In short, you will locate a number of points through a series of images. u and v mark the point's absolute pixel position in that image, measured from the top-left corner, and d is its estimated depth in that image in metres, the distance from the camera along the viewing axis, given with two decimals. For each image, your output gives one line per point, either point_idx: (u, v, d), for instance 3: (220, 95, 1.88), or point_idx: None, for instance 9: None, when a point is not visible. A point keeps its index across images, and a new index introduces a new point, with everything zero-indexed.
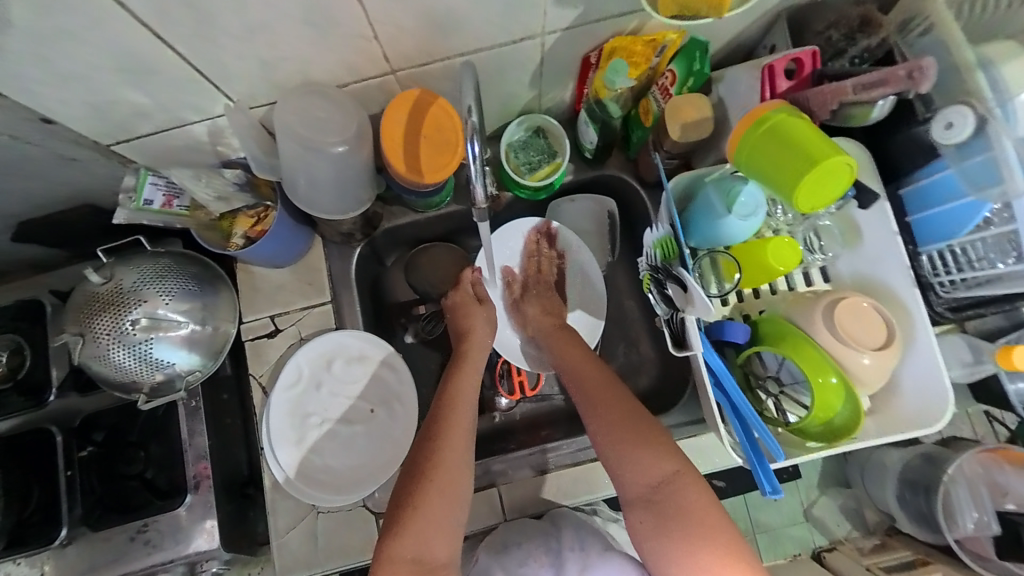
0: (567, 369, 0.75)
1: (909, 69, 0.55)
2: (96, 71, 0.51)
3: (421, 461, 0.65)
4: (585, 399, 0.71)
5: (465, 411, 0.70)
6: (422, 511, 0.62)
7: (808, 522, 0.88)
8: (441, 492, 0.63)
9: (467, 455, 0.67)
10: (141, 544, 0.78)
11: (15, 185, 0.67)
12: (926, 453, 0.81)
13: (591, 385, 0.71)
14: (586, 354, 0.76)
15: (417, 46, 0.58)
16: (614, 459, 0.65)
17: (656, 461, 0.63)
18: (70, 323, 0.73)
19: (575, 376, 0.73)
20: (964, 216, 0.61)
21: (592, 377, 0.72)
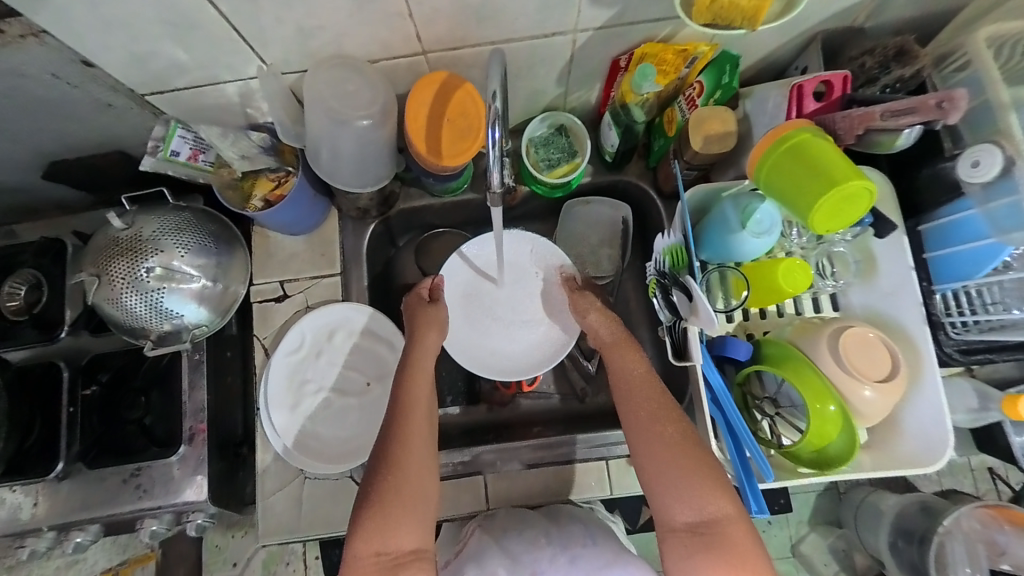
0: (617, 379, 0.66)
1: (939, 99, 0.55)
2: (140, 19, 0.53)
3: (382, 458, 0.62)
4: (641, 411, 0.62)
5: (420, 408, 0.65)
6: (387, 509, 0.58)
7: (794, 557, 0.91)
8: (403, 492, 0.59)
9: (424, 453, 0.63)
10: (133, 488, 0.80)
11: (52, 125, 0.70)
12: (925, 504, 0.80)
13: (656, 397, 0.63)
14: (644, 364, 0.66)
15: (450, 30, 0.59)
16: (664, 483, 0.59)
17: (711, 494, 0.57)
18: (89, 264, 0.75)
19: (634, 386, 0.64)
20: (984, 258, 0.60)
21: (658, 389, 0.64)
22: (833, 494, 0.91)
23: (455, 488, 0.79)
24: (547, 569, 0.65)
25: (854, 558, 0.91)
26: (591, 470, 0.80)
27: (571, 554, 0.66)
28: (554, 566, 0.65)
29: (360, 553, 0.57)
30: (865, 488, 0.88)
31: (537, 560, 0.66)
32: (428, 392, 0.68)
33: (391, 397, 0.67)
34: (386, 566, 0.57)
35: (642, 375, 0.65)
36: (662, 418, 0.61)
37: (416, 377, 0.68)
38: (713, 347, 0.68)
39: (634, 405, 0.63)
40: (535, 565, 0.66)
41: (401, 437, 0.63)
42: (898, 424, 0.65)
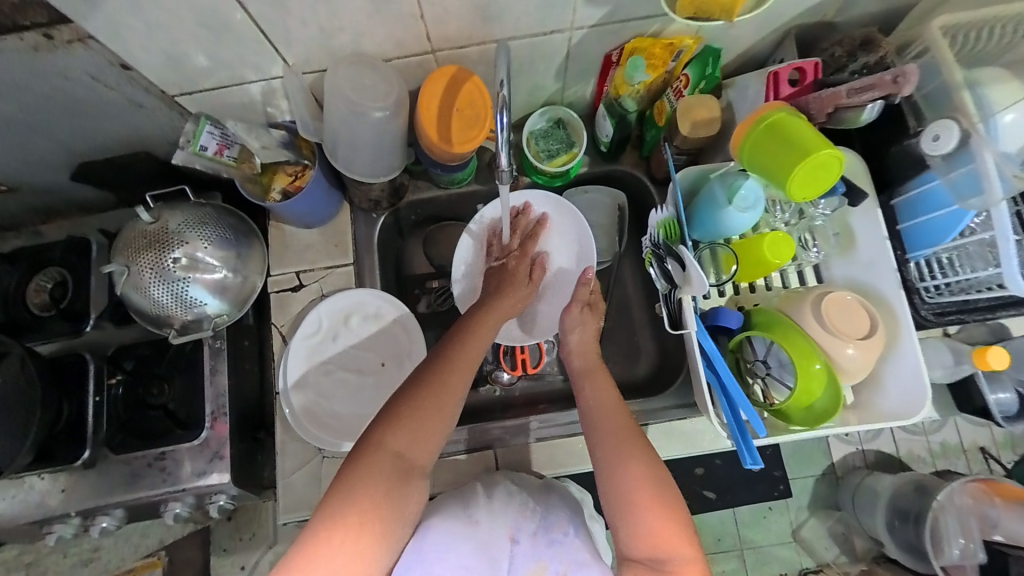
0: (589, 410, 0.70)
1: (894, 74, 0.61)
2: (179, 23, 0.58)
3: (429, 375, 0.66)
4: (608, 443, 0.65)
5: (476, 350, 0.71)
6: (416, 416, 0.62)
7: (796, 542, 0.89)
8: (434, 410, 0.63)
9: (463, 385, 0.67)
10: (157, 471, 0.84)
11: (88, 125, 0.75)
12: (918, 483, 0.83)
13: (627, 431, 0.66)
14: (618, 399, 0.71)
15: (458, 29, 0.65)
16: (624, 517, 0.61)
17: (666, 529, 0.59)
18: (118, 256, 0.80)
19: (607, 414, 0.68)
20: (951, 224, 0.65)
21: (625, 423, 0.67)
22: (829, 479, 0.90)
23: (468, 462, 0.84)
24: (526, 539, 0.64)
25: (854, 543, 0.90)
26: None
27: (551, 536, 0.65)
28: (534, 539, 0.64)
29: (381, 449, 0.60)
30: (862, 471, 0.88)
31: (519, 525, 0.66)
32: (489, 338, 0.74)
33: (453, 334, 0.73)
34: (399, 471, 0.60)
35: (614, 406, 0.69)
36: (627, 450, 0.64)
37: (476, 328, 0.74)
38: (706, 318, 0.72)
39: (601, 436, 0.66)
40: (516, 531, 0.65)
41: (449, 365, 0.67)
42: (879, 383, 0.71)
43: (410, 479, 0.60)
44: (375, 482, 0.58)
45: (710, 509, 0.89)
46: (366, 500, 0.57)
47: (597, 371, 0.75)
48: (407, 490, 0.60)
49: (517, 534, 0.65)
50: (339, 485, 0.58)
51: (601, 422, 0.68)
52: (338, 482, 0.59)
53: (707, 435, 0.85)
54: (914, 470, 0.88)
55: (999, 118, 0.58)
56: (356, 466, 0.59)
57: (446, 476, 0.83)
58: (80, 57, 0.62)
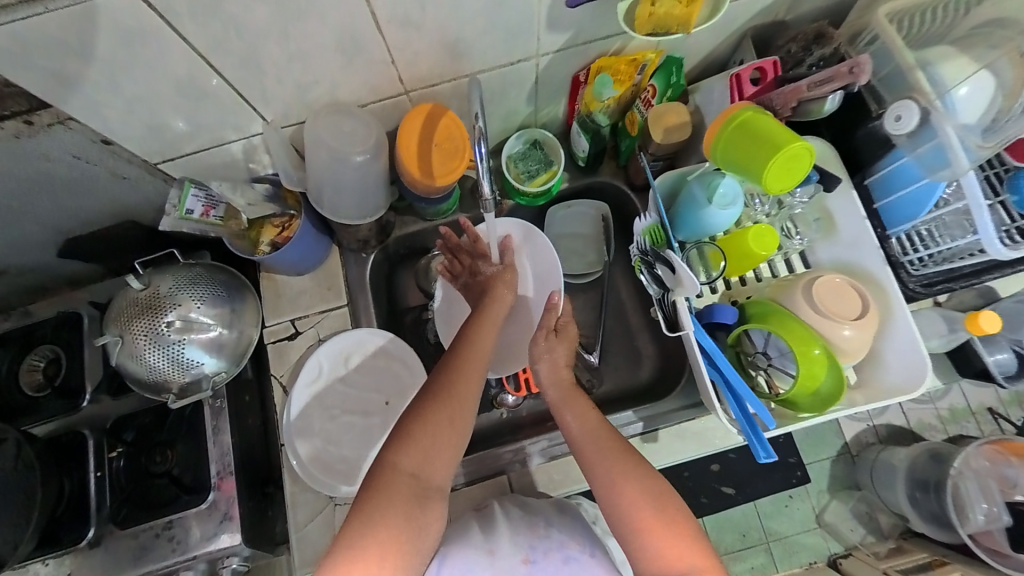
0: (576, 436, 0.69)
1: (849, 65, 0.64)
2: (157, 95, 0.59)
3: (438, 388, 0.65)
4: (596, 471, 0.65)
5: (480, 356, 0.70)
6: (428, 438, 0.61)
7: (821, 528, 0.88)
8: (445, 429, 0.62)
9: (473, 400, 0.66)
10: (166, 541, 0.81)
11: (73, 201, 0.75)
12: (933, 452, 0.83)
13: (614, 451, 0.66)
14: (600, 421, 0.69)
15: (429, 69, 0.67)
16: (635, 543, 0.60)
17: (678, 543, 0.59)
18: (112, 326, 0.79)
19: (592, 442, 0.67)
20: (924, 197, 0.67)
21: (614, 443, 0.66)
22: (845, 459, 0.91)
23: (484, 489, 0.83)
24: (540, 560, 0.63)
25: (879, 520, 0.89)
26: None
27: (567, 553, 0.64)
28: (548, 557, 0.64)
29: (396, 472, 0.59)
30: (876, 447, 0.89)
31: (532, 548, 0.64)
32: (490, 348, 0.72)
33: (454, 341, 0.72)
34: (418, 494, 0.59)
35: (597, 430, 0.68)
36: (620, 472, 0.63)
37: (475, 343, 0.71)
38: (702, 317, 0.73)
39: (590, 460, 0.66)
40: (531, 552, 0.64)
41: (456, 379, 0.66)
42: (878, 357, 0.71)
43: (428, 500, 0.59)
44: (397, 504, 0.57)
45: (732, 505, 0.88)
46: (388, 522, 0.56)
47: (575, 395, 0.73)
48: (426, 512, 0.59)
49: (531, 556, 0.64)
50: (358, 513, 0.57)
51: (587, 447, 0.67)
52: (356, 510, 0.57)
53: (716, 433, 0.86)
54: (926, 438, 0.89)
55: (954, 93, 0.62)
56: (373, 489, 0.58)
57: (463, 506, 0.82)
58: (62, 139, 0.62)
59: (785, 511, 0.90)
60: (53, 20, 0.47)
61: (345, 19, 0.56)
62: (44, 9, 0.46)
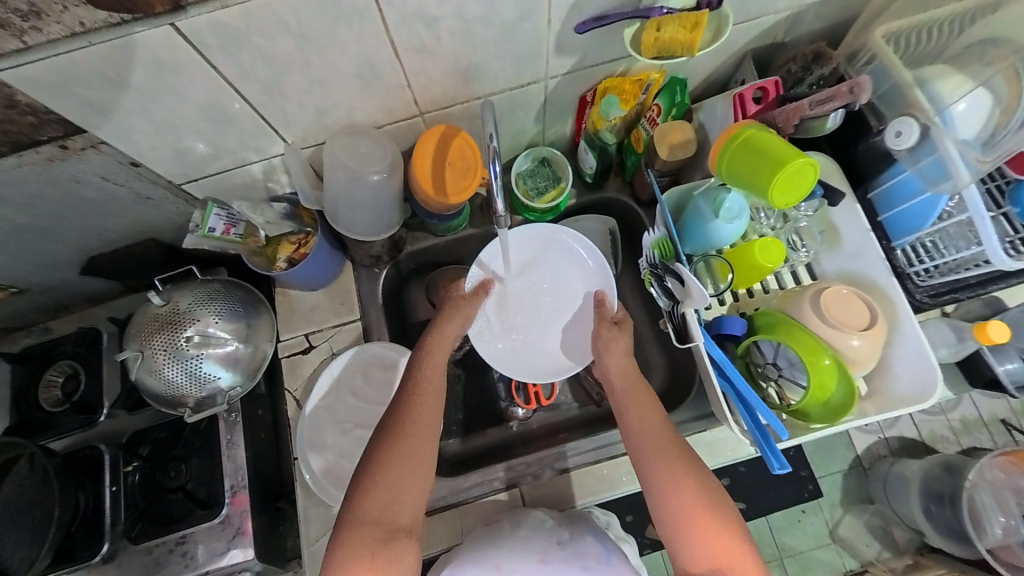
0: (634, 431, 0.66)
1: (849, 86, 0.66)
2: (185, 121, 0.62)
3: (387, 434, 0.63)
4: (653, 471, 0.63)
5: (428, 393, 0.67)
6: (383, 490, 0.60)
7: (835, 543, 0.88)
8: (399, 478, 0.61)
9: (432, 430, 0.65)
10: (179, 556, 0.82)
11: (97, 221, 0.78)
12: (947, 463, 0.83)
13: (671, 451, 0.63)
14: (661, 419, 0.67)
15: (443, 92, 0.70)
16: (682, 542, 0.60)
17: (730, 544, 0.59)
18: (131, 342, 0.81)
19: (655, 439, 0.64)
20: (927, 208, 0.69)
21: (673, 447, 0.64)
22: (857, 472, 0.90)
23: (496, 504, 0.82)
24: (557, 562, 0.63)
25: (894, 534, 0.89)
26: (622, 466, 0.84)
27: (585, 562, 0.63)
28: (565, 563, 0.63)
29: (360, 521, 0.59)
30: (888, 460, 0.88)
31: (549, 551, 0.64)
32: (439, 381, 0.69)
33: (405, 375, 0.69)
34: (386, 535, 0.59)
35: (657, 431, 0.65)
36: (680, 473, 0.61)
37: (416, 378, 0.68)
38: (710, 327, 0.74)
39: (646, 462, 0.64)
40: (547, 554, 0.64)
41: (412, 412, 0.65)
42: (888, 368, 0.72)
43: (398, 539, 0.59)
44: (367, 550, 0.57)
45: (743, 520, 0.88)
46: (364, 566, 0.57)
47: (640, 393, 0.69)
48: (398, 551, 0.59)
49: (547, 557, 0.64)
50: (334, 559, 0.58)
51: (645, 448, 0.64)
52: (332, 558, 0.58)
53: (728, 444, 0.84)
54: (940, 451, 0.89)
55: (953, 108, 0.63)
56: (343, 535, 0.59)
57: (473, 520, 0.81)
58: (93, 161, 0.65)
59: (798, 526, 0.89)
60: (93, 53, 0.49)
61: (364, 48, 0.59)
62: (86, 44, 0.48)
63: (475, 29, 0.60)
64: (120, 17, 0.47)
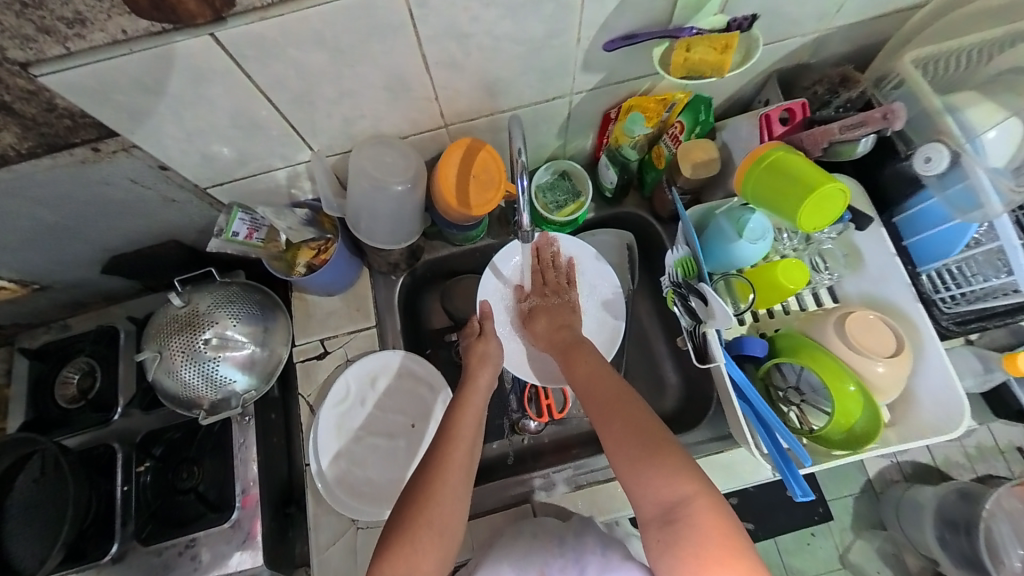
0: (577, 381, 0.74)
1: (883, 112, 0.66)
2: (217, 128, 0.63)
3: (419, 493, 0.64)
4: (596, 407, 0.68)
5: (463, 453, 0.67)
6: (411, 553, 0.59)
7: (846, 568, 0.87)
8: (431, 543, 0.60)
9: (461, 487, 0.65)
10: (188, 559, 0.82)
11: (123, 222, 0.79)
12: (963, 490, 0.81)
13: (611, 386, 0.69)
14: (597, 366, 0.74)
15: (469, 105, 0.70)
16: (625, 470, 0.61)
17: (676, 479, 0.57)
18: (150, 342, 0.81)
19: (595, 385, 0.71)
20: (955, 236, 0.68)
21: (612, 386, 0.69)
22: (869, 496, 0.89)
23: (507, 517, 0.81)
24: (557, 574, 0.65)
25: (906, 561, 0.88)
26: None
27: (582, 565, 0.65)
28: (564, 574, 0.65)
29: None
30: (901, 484, 0.87)
31: (548, 562, 0.66)
32: (472, 441, 0.69)
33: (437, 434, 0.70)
34: None
35: (597, 375, 0.72)
36: (618, 404, 0.66)
37: (450, 438, 0.68)
38: (731, 348, 0.73)
39: (592, 402, 0.69)
40: (545, 567, 0.66)
41: (444, 462, 0.65)
42: (912, 396, 0.70)
43: None
44: None
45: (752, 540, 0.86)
46: None
47: (575, 348, 0.79)
48: None
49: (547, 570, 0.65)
50: None
51: (589, 390, 0.70)
52: None
53: (743, 467, 0.81)
54: (955, 477, 0.87)
55: (984, 137, 0.63)
56: None
57: (483, 534, 0.80)
58: (123, 164, 0.66)
59: (811, 552, 0.87)
60: (134, 61, 0.50)
61: (395, 61, 0.59)
62: (127, 51, 0.49)
63: (505, 46, 0.61)
64: (162, 27, 0.48)
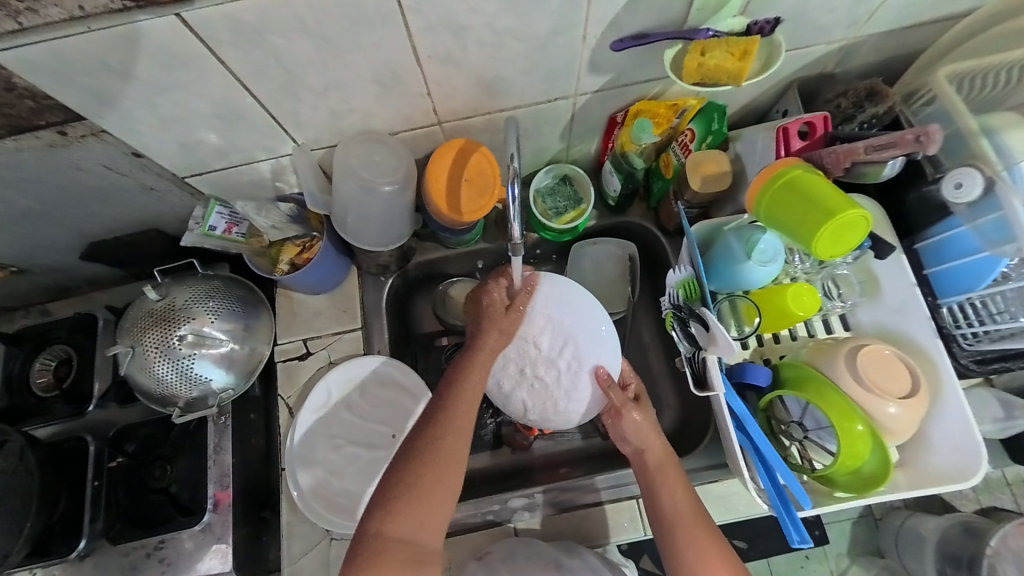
0: (665, 508, 0.63)
1: (916, 134, 0.60)
2: (193, 115, 0.59)
3: (425, 445, 0.60)
4: (682, 553, 0.60)
5: (466, 413, 0.62)
6: (416, 510, 0.56)
7: None
8: (435, 504, 0.57)
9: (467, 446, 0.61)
10: (156, 562, 0.79)
11: (100, 209, 0.75)
12: (965, 523, 0.78)
13: (699, 523, 0.62)
14: (688, 491, 0.64)
15: (465, 103, 0.66)
16: None
17: None
18: (124, 336, 0.78)
19: (687, 525, 0.61)
20: (982, 270, 0.63)
21: (702, 523, 0.62)
22: (867, 522, 0.84)
23: (487, 537, 0.77)
24: None
25: None
26: (624, 510, 0.78)
27: None
28: None
29: (384, 539, 0.55)
30: (902, 511, 0.83)
31: None
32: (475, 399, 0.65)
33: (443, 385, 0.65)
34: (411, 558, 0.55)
35: (688, 503, 0.63)
36: (709, 553, 0.60)
37: (457, 398, 0.63)
38: (732, 374, 0.68)
39: (679, 540, 0.61)
40: None
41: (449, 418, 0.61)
42: (925, 438, 0.66)
43: (424, 565, 0.55)
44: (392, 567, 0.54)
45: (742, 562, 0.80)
46: None
47: (669, 466, 0.66)
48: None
49: None
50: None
51: (680, 523, 0.61)
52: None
53: (741, 500, 0.78)
54: (956, 509, 0.82)
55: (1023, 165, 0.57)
56: (361, 559, 0.55)
57: (462, 552, 0.76)
58: (94, 149, 0.63)
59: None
60: (95, 40, 0.46)
61: (386, 53, 0.55)
62: (86, 29, 0.45)
63: (505, 41, 0.56)
64: (122, 4, 0.44)
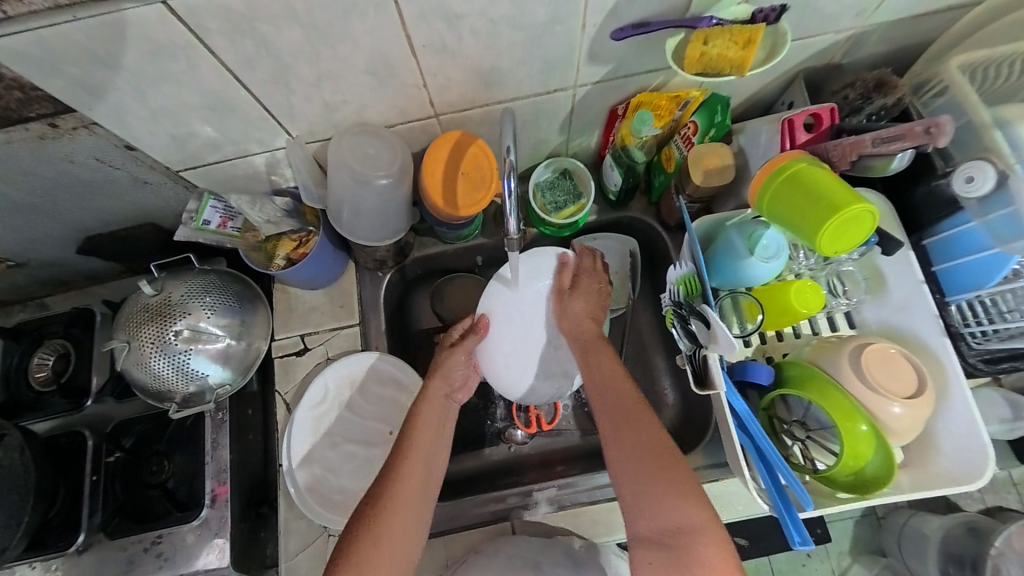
0: (597, 382, 0.68)
1: (926, 126, 0.58)
2: (184, 107, 0.58)
3: (373, 508, 0.60)
4: (612, 420, 0.64)
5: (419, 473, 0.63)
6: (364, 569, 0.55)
7: None
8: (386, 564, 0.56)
9: (421, 507, 0.61)
10: (154, 557, 0.78)
11: (94, 202, 0.74)
12: (971, 524, 0.76)
13: (626, 395, 0.65)
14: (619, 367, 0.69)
15: (461, 95, 0.64)
16: (631, 488, 0.60)
17: (684, 504, 0.57)
18: (120, 331, 0.77)
19: (613, 394, 0.66)
20: (992, 267, 0.61)
21: (632, 393, 0.65)
22: (871, 521, 0.83)
23: (483, 535, 0.76)
24: None
25: None
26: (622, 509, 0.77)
27: None
28: None
29: None
30: (905, 511, 0.82)
31: None
32: (429, 457, 0.65)
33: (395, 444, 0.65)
34: None
35: (618, 379, 0.67)
36: (632, 421, 0.63)
37: (408, 455, 0.64)
38: (733, 373, 0.67)
39: (609, 411, 0.65)
40: None
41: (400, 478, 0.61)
42: (931, 439, 0.64)
43: None
44: None
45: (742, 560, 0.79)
46: None
47: (598, 346, 0.72)
48: None
49: None
50: None
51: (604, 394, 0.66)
52: None
53: (741, 500, 0.77)
54: (962, 510, 0.81)
55: None
56: None
57: (458, 549, 0.76)
58: (85, 142, 0.62)
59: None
60: (80, 29, 0.45)
61: (379, 42, 0.53)
62: (71, 18, 0.44)
63: (501, 30, 0.55)
64: None
